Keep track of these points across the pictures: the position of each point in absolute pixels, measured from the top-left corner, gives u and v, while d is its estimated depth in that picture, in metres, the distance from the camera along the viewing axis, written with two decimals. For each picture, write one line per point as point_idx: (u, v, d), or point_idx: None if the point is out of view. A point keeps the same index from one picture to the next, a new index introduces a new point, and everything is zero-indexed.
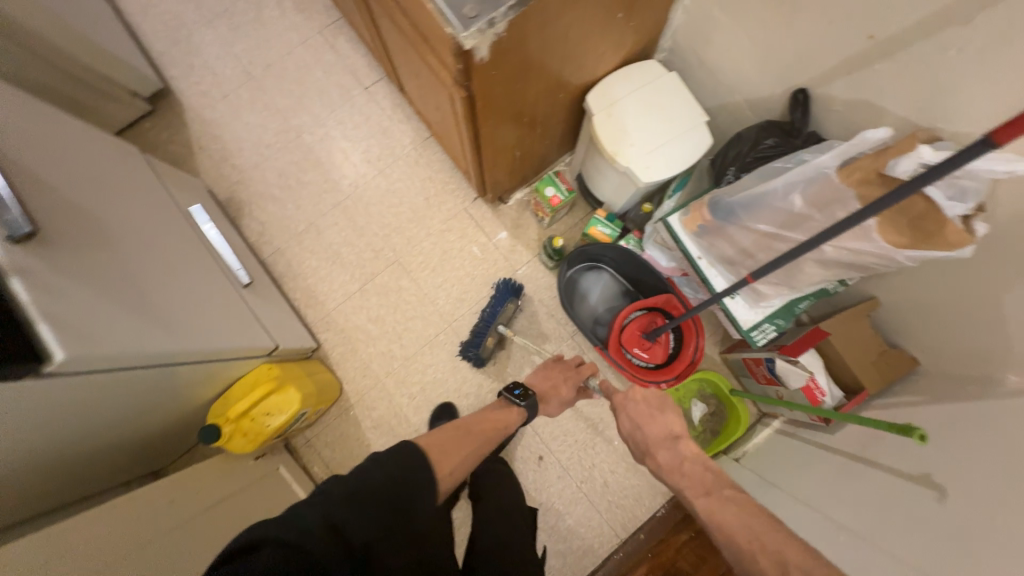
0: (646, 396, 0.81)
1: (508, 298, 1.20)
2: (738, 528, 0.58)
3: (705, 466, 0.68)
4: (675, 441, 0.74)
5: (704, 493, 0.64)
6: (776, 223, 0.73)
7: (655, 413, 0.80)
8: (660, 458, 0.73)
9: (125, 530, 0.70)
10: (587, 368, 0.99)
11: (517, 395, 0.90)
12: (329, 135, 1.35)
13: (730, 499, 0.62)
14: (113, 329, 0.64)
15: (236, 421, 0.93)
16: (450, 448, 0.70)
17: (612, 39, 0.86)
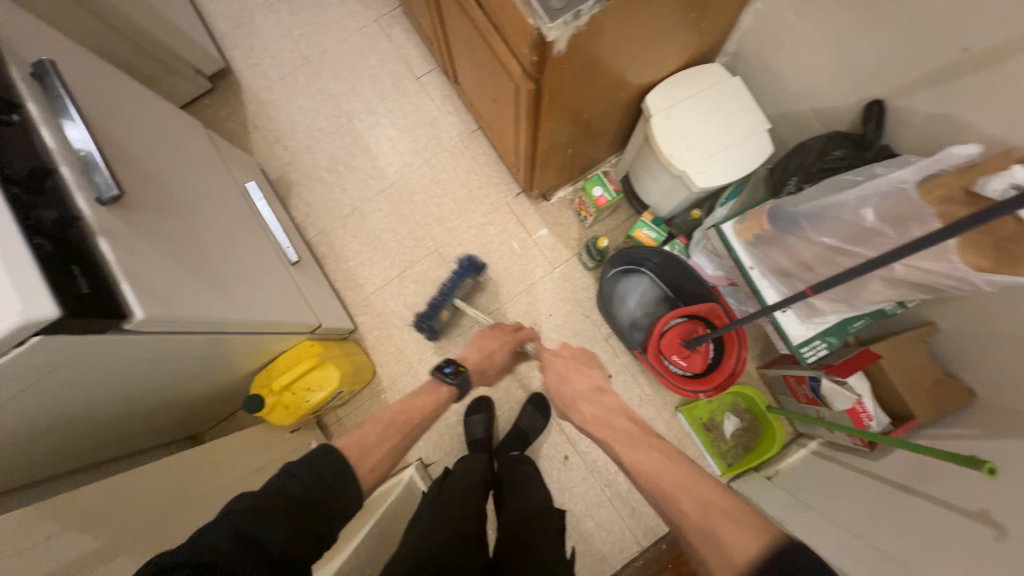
0: (572, 353, 0.92)
1: (467, 274, 1.18)
2: (661, 472, 0.60)
3: (625, 416, 0.75)
4: (598, 394, 0.82)
5: (628, 441, 0.69)
6: (841, 237, 0.71)
7: (581, 369, 0.89)
8: (585, 411, 0.81)
9: (166, 492, 0.73)
10: (524, 332, 1.04)
11: (448, 372, 0.88)
12: (378, 122, 1.37)
13: (651, 444, 0.66)
14: (183, 293, 0.66)
15: (278, 394, 0.97)
16: (371, 446, 0.69)
17: (680, 40, 0.85)
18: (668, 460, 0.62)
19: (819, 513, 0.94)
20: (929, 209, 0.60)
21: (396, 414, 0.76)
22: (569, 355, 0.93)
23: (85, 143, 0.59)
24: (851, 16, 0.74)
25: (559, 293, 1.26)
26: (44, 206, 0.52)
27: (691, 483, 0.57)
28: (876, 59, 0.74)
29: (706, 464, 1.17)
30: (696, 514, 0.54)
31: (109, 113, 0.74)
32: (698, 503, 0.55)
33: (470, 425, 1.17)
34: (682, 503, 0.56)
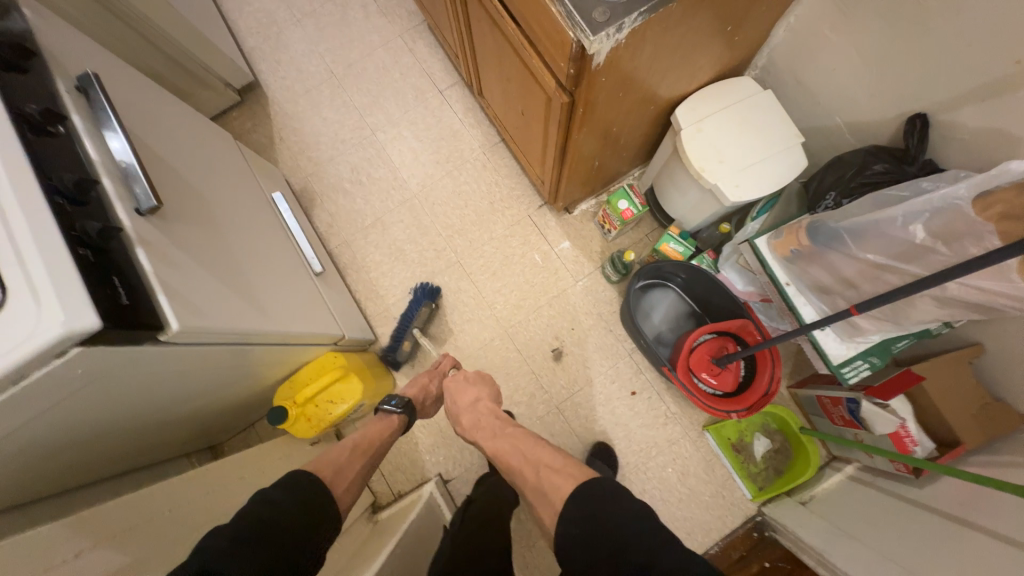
0: (464, 373, 0.89)
1: (423, 301, 1.22)
2: (512, 454, 0.71)
3: (494, 415, 0.80)
4: (476, 404, 0.84)
5: (491, 435, 0.76)
6: (889, 254, 0.68)
7: (469, 385, 0.88)
8: (466, 423, 0.82)
9: (187, 509, 0.71)
10: (445, 361, 1.01)
11: (393, 403, 0.85)
12: (401, 134, 1.38)
13: (510, 432, 0.74)
14: (213, 304, 0.65)
15: (302, 406, 0.96)
16: (342, 468, 0.69)
17: (713, 54, 0.84)
18: (521, 445, 0.71)
19: (861, 543, 0.88)
20: (988, 226, 0.58)
21: (360, 441, 0.76)
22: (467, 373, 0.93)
23: (126, 154, 0.59)
24: (892, 29, 0.72)
25: (582, 306, 1.24)
26: (85, 216, 0.52)
27: (534, 456, 0.68)
28: (919, 72, 0.72)
29: (735, 487, 1.13)
30: (533, 477, 0.65)
31: (147, 126, 0.75)
32: (536, 468, 0.66)
33: None
34: (526, 472, 0.67)
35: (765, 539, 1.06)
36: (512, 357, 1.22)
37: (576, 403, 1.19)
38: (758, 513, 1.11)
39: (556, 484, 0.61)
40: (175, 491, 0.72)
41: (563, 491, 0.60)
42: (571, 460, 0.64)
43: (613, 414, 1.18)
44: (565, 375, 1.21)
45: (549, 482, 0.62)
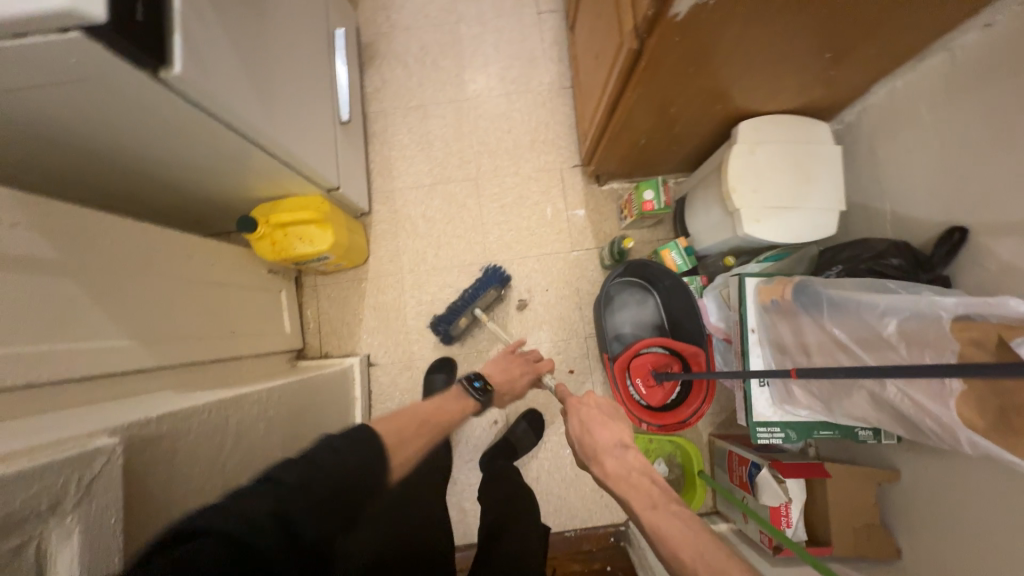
0: (601, 402, 0.72)
1: (491, 284, 1.17)
2: (693, 561, 0.49)
3: (654, 480, 0.59)
4: (623, 451, 0.64)
5: (650, 508, 0.56)
6: (854, 336, 0.68)
7: (606, 418, 0.70)
8: (606, 471, 0.63)
9: (136, 251, 0.75)
10: (542, 364, 1.00)
11: (475, 386, 0.85)
12: (482, 36, 1.34)
13: (683, 521, 0.53)
14: (223, 78, 0.66)
15: (270, 227, 0.99)
16: (406, 438, 0.65)
17: (803, 79, 0.79)
18: (703, 549, 0.50)
19: None
20: (953, 345, 0.57)
21: (435, 414, 0.74)
22: (597, 403, 0.75)
23: None
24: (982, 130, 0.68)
25: (565, 274, 1.24)
26: None
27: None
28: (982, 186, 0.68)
29: None
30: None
31: None
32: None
33: (430, 382, 1.16)
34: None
35: (617, 548, 1.15)
36: None
37: None
38: (623, 523, 1.17)
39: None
40: (137, 233, 0.76)
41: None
42: None
43: None
44: (519, 326, 1.23)
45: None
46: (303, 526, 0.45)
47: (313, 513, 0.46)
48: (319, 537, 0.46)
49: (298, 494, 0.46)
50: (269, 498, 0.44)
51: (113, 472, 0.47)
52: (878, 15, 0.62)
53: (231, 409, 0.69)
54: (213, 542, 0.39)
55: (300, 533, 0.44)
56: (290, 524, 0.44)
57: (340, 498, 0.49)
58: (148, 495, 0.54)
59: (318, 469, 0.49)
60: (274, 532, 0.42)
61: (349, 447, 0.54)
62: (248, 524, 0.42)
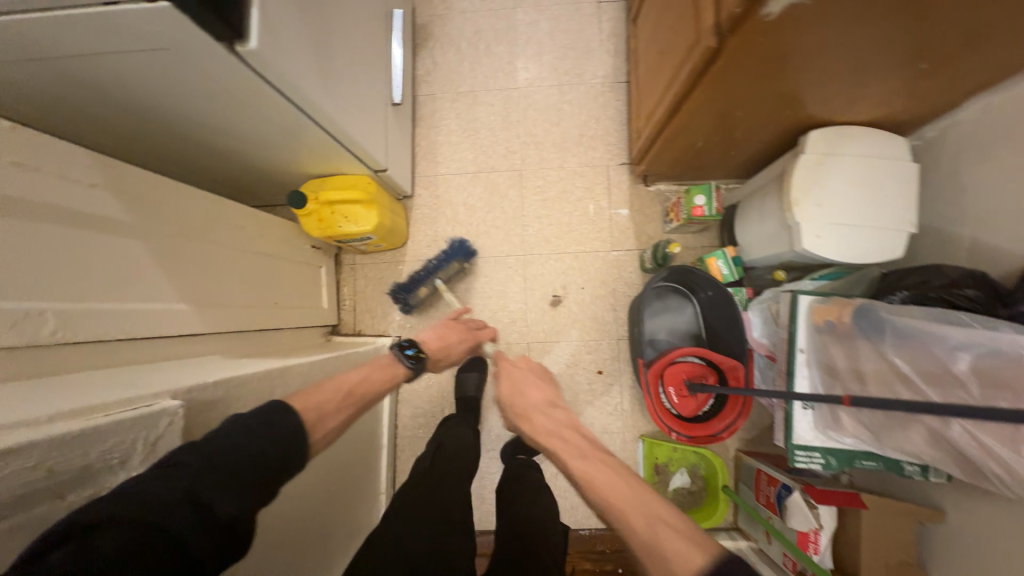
0: (530, 367, 0.82)
1: (455, 257, 1.17)
2: (606, 485, 0.55)
3: (573, 426, 0.67)
4: (552, 408, 0.72)
5: (568, 446, 0.62)
6: (919, 368, 0.64)
7: (533, 378, 0.80)
8: (533, 423, 0.70)
9: (197, 220, 0.77)
10: (484, 332, 1.05)
11: (407, 352, 0.79)
12: (538, 23, 1.31)
13: (598, 454, 0.60)
14: (292, 54, 0.66)
15: (319, 205, 1.00)
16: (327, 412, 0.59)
17: (889, 90, 0.74)
18: (613, 473, 0.56)
19: None
20: None
21: (355, 384, 0.66)
22: (527, 368, 0.84)
23: None
24: None
25: (602, 273, 1.22)
26: None
27: (641, 495, 0.53)
28: None
29: None
30: (641, 527, 0.49)
31: None
32: (644, 513, 0.50)
33: (464, 382, 1.20)
34: (630, 512, 0.51)
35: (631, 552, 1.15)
36: (515, 281, 1.24)
37: (545, 349, 1.22)
38: None
39: (678, 545, 0.46)
40: (201, 201, 0.78)
41: (689, 563, 0.44)
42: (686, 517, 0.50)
43: (572, 379, 1.21)
44: (551, 322, 1.22)
45: (662, 536, 0.47)
46: (218, 503, 0.43)
47: (226, 490, 0.44)
48: (237, 514, 0.43)
49: (206, 474, 0.44)
50: (179, 480, 0.42)
51: (176, 431, 0.48)
52: (989, 23, 0.57)
53: (277, 381, 0.71)
54: (115, 533, 0.37)
55: (215, 512, 0.42)
56: (203, 503, 0.42)
57: (259, 475, 0.46)
58: None
59: (233, 452, 0.46)
60: (188, 512, 0.41)
61: (264, 427, 0.50)
62: (157, 507, 0.40)
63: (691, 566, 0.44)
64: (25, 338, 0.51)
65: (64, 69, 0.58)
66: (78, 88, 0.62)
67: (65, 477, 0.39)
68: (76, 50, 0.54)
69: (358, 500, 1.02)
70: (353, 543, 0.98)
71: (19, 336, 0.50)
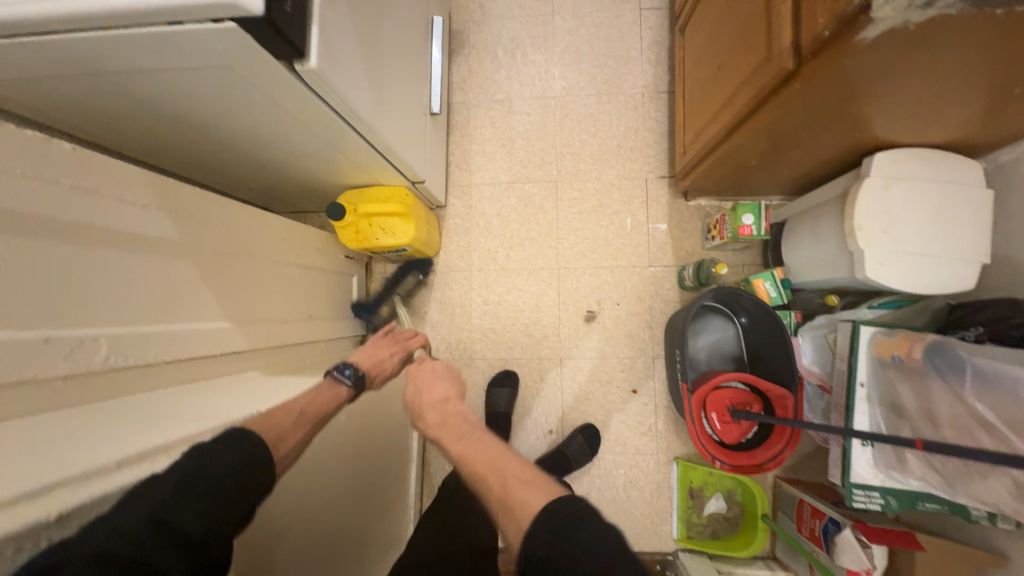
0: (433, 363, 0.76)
1: (411, 271, 1.20)
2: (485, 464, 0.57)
3: (464, 416, 0.67)
4: (444, 403, 0.69)
5: (459, 437, 0.63)
6: (1002, 415, 0.60)
7: (441, 378, 0.75)
8: (430, 423, 0.67)
9: (242, 233, 0.76)
10: (416, 338, 0.91)
11: (344, 373, 0.71)
12: (578, 29, 1.27)
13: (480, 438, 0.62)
14: (344, 69, 0.64)
15: (356, 217, 0.99)
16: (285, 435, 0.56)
17: (969, 115, 0.69)
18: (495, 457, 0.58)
19: None
20: None
21: (305, 405, 0.62)
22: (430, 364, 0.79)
23: None
24: None
25: (639, 289, 1.19)
26: None
27: (502, 464, 0.57)
28: None
29: (668, 522, 1.13)
30: (497, 489, 0.53)
31: None
32: (501, 476, 0.54)
33: (493, 397, 1.15)
34: (489, 481, 0.55)
35: None
36: (548, 295, 1.21)
37: (578, 366, 1.19)
38: (671, 553, 1.13)
39: (523, 499, 0.50)
40: (247, 216, 0.77)
41: (531, 508, 0.49)
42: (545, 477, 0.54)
43: (605, 397, 1.18)
44: (585, 338, 1.19)
45: (513, 493, 0.51)
46: (185, 522, 0.40)
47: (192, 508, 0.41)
48: (208, 531, 0.41)
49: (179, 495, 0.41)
50: (140, 504, 0.39)
51: None
52: None
53: None
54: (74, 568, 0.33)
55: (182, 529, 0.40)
56: (168, 525, 0.39)
57: (233, 496, 0.44)
58: None
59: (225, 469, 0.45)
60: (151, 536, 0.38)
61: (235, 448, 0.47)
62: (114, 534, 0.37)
63: (532, 509, 0.49)
64: (80, 367, 0.50)
65: (120, 85, 0.57)
66: (130, 102, 0.61)
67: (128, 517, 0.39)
68: (134, 66, 0.53)
69: (391, 513, 1.01)
70: (386, 557, 0.96)
71: (75, 365, 0.49)
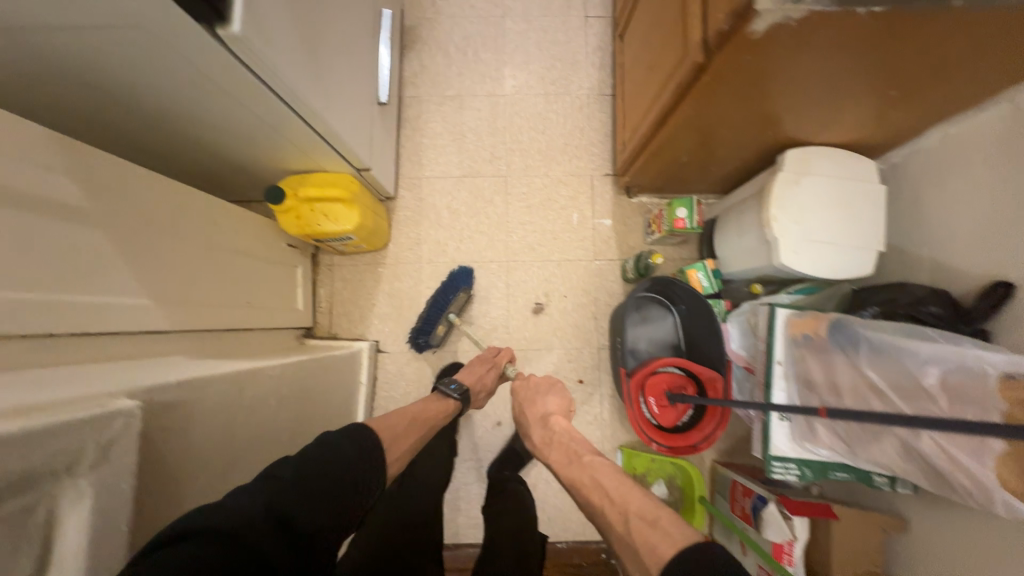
0: (535, 381, 0.91)
1: (460, 287, 1.13)
2: (592, 488, 0.64)
3: (569, 435, 0.77)
4: (547, 419, 0.82)
5: (568, 462, 0.71)
6: (891, 382, 0.66)
7: (546, 392, 0.89)
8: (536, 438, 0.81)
9: (168, 211, 0.73)
10: (503, 356, 1.03)
11: (451, 387, 0.90)
12: (528, 33, 1.31)
13: (589, 463, 0.68)
14: (278, 42, 0.63)
15: (296, 202, 0.96)
16: (399, 436, 0.71)
17: (863, 115, 0.77)
18: (603, 478, 0.64)
19: None
20: (999, 404, 0.55)
21: (418, 412, 0.80)
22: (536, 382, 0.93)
23: None
24: None
25: (584, 282, 1.23)
26: None
27: (622, 500, 0.59)
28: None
29: None
30: (618, 522, 0.57)
31: None
32: (623, 514, 0.57)
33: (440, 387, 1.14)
34: (612, 517, 0.58)
35: (607, 565, 1.13)
36: (498, 287, 1.23)
37: (526, 356, 1.21)
38: None
39: (646, 538, 0.52)
40: (171, 194, 0.73)
41: (660, 554, 0.49)
42: (670, 514, 0.54)
43: None
44: (533, 330, 1.21)
45: (639, 535, 0.53)
46: (299, 518, 0.49)
47: (303, 504, 0.51)
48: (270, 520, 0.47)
49: (291, 488, 0.51)
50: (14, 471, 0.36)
51: (132, 438, 0.44)
52: (958, 57, 0.60)
53: (246, 383, 0.66)
54: (201, 541, 0.42)
55: (297, 523, 0.49)
56: (284, 518, 0.48)
57: (296, 492, 0.51)
58: (167, 467, 0.52)
59: (305, 473, 0.54)
60: (267, 525, 0.47)
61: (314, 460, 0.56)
62: (242, 522, 0.45)
63: (662, 556, 0.49)
64: None
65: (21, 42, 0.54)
66: (38, 63, 0.58)
67: (1, 484, 0.34)
68: (38, 21, 0.50)
69: None
70: None
71: None
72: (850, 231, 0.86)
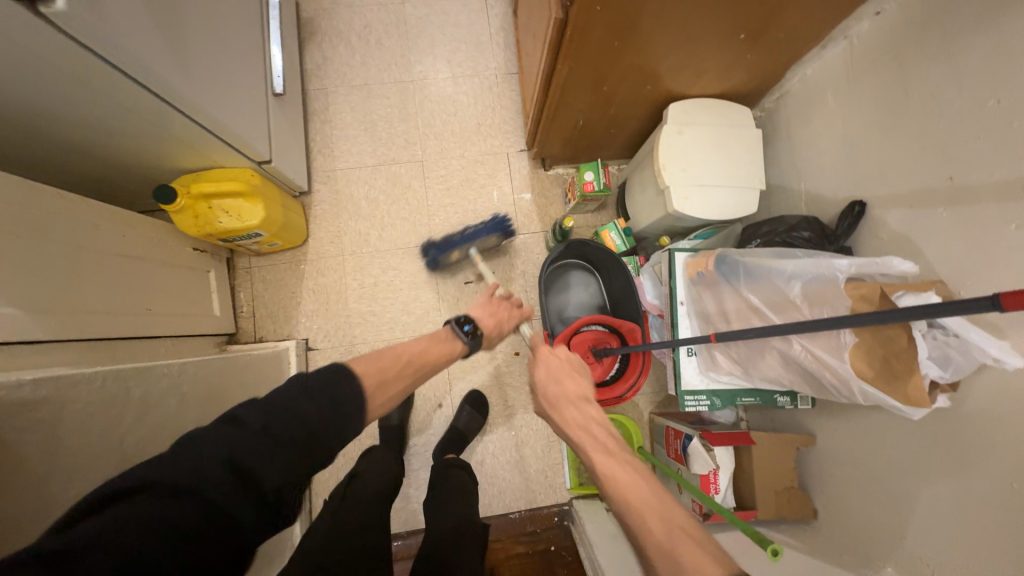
0: (567, 354, 0.71)
1: (492, 231, 1.11)
2: (634, 493, 0.49)
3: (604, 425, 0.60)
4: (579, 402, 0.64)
5: (601, 454, 0.55)
6: (767, 300, 0.72)
7: (573, 371, 0.69)
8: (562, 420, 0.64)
9: (37, 216, 0.69)
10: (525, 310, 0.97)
11: (465, 329, 0.80)
12: (430, 18, 1.32)
13: (626, 461, 0.53)
14: (127, 25, 0.60)
15: (191, 199, 0.91)
16: (388, 381, 0.61)
17: (726, 62, 0.83)
18: (643, 483, 0.50)
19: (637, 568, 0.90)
20: (845, 301, 0.61)
21: (423, 353, 0.70)
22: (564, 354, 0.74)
23: None
24: (874, 113, 0.73)
25: (510, 256, 1.25)
26: None
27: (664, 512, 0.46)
28: (869, 167, 0.75)
29: (560, 473, 1.19)
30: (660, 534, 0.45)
31: None
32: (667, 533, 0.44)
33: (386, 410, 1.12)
34: (652, 533, 0.45)
35: (561, 527, 1.15)
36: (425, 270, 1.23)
37: None
38: (567, 502, 1.18)
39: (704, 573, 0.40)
40: (39, 199, 0.69)
41: None
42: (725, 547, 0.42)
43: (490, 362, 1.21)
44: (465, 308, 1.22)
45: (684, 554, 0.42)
46: (263, 476, 0.45)
47: (248, 489, 0.44)
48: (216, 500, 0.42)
49: (234, 460, 0.44)
50: None
51: None
52: None
53: (132, 381, 0.63)
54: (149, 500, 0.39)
55: (261, 482, 0.45)
56: (241, 468, 0.44)
57: (263, 448, 0.46)
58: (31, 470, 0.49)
59: (264, 436, 0.47)
60: (229, 481, 0.43)
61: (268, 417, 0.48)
62: (197, 470, 0.42)
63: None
64: None
65: None
66: None
67: None
68: None
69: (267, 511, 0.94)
70: (274, 562, 0.92)
71: None
72: (733, 173, 0.92)
